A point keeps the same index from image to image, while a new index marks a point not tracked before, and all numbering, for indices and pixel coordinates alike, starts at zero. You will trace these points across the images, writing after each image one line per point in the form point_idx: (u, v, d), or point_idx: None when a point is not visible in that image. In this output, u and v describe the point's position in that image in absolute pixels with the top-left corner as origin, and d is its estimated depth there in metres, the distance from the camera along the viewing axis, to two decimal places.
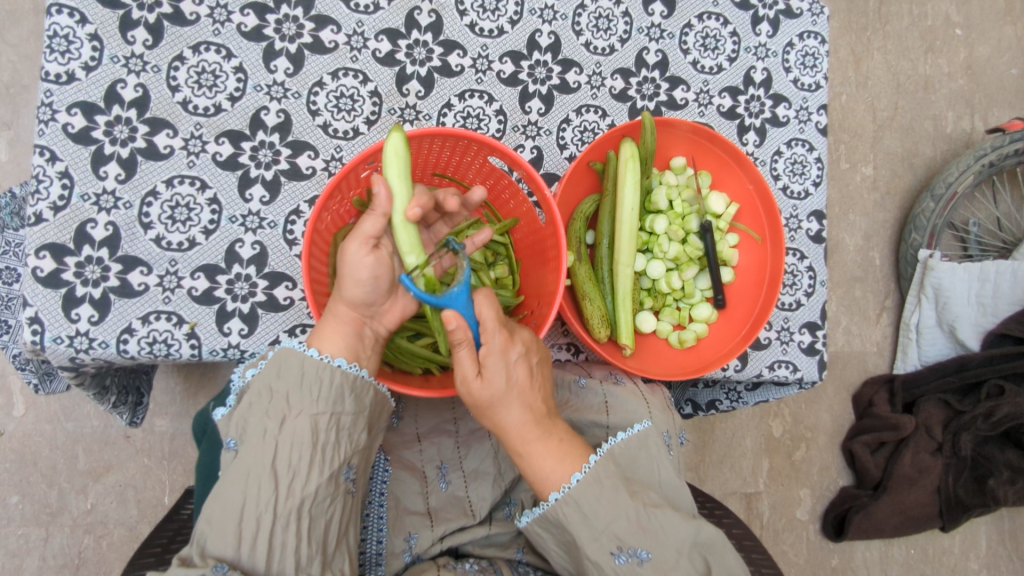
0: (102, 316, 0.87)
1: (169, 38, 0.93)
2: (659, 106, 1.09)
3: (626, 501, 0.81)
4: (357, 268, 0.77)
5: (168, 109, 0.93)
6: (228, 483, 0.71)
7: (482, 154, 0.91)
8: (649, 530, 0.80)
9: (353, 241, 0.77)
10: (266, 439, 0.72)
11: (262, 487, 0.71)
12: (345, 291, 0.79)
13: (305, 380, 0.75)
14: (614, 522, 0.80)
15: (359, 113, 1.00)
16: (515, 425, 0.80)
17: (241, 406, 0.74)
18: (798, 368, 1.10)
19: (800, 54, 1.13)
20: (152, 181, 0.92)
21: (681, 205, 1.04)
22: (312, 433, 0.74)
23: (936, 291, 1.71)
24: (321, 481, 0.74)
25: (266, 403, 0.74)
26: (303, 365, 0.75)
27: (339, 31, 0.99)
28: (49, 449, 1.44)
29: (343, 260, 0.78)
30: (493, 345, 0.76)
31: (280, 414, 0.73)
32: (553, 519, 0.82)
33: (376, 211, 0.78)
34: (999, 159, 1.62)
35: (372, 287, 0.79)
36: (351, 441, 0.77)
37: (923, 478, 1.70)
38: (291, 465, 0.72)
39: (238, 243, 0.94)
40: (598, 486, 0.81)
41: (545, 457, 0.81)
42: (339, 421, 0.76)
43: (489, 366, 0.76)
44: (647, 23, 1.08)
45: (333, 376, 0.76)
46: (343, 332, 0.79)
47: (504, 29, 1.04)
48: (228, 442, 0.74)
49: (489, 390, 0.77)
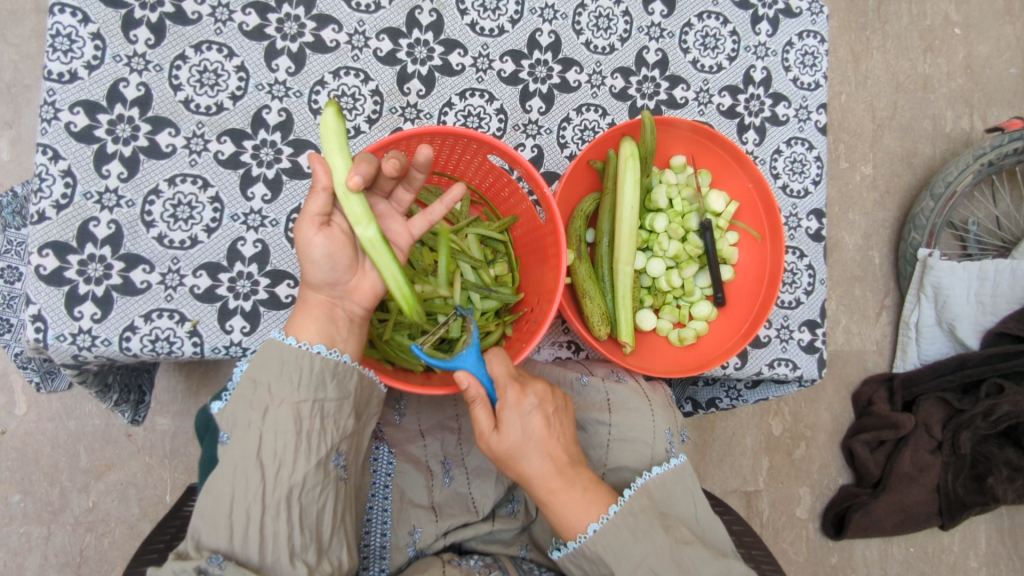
0: (104, 314, 0.88)
1: (171, 37, 0.93)
2: (658, 105, 1.10)
3: (661, 536, 0.80)
4: (311, 250, 0.77)
5: (170, 108, 0.93)
6: (218, 477, 0.71)
7: (482, 153, 0.91)
8: (683, 564, 0.79)
9: (302, 223, 0.78)
10: (250, 430, 0.72)
11: (250, 477, 0.71)
12: (307, 276, 0.79)
13: (285, 369, 0.75)
14: (649, 556, 0.79)
15: (360, 112, 1.01)
16: (539, 476, 0.81)
17: (228, 402, 0.74)
18: (798, 366, 1.10)
19: (799, 53, 1.13)
20: (155, 180, 0.92)
21: (681, 203, 1.04)
22: (296, 421, 0.74)
23: (935, 289, 1.71)
24: (307, 468, 0.73)
25: (250, 395, 0.74)
26: (282, 355, 0.75)
27: (340, 30, 0.99)
28: (51, 447, 1.45)
29: (298, 244, 0.78)
30: (507, 399, 0.80)
31: (263, 405, 0.73)
32: (590, 556, 0.80)
33: (316, 188, 0.77)
34: (998, 158, 1.62)
35: (329, 266, 0.79)
36: (337, 427, 0.77)
37: (922, 476, 1.71)
38: (276, 454, 0.72)
39: (240, 241, 0.95)
40: (633, 519, 0.81)
41: (571, 505, 0.81)
42: (322, 407, 0.76)
43: (506, 419, 0.80)
44: (647, 23, 1.09)
45: (314, 362, 0.76)
46: (313, 316, 0.79)
47: (505, 28, 1.04)
48: (221, 437, 0.75)
49: (508, 442, 0.79)
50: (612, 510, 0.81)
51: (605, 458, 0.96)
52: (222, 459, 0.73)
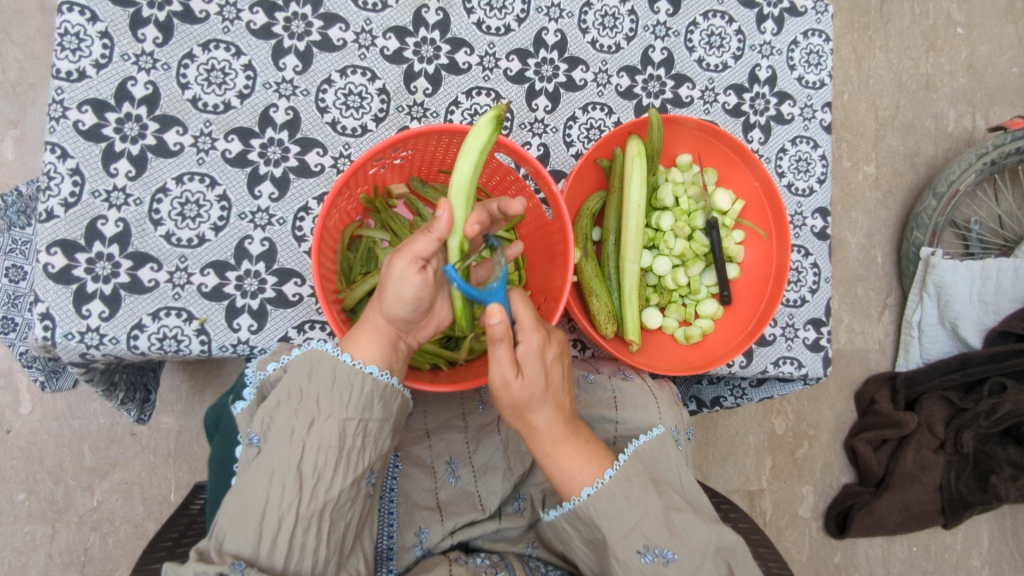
0: (112, 312, 0.88)
1: (179, 36, 0.93)
2: (664, 104, 1.10)
3: (654, 501, 0.81)
4: (403, 287, 0.76)
5: (178, 106, 0.93)
6: (250, 481, 0.71)
7: (490, 151, 0.92)
8: (675, 530, 0.80)
9: (401, 258, 0.75)
10: (293, 440, 0.73)
11: (286, 486, 0.71)
12: (388, 306, 0.78)
13: (336, 384, 0.75)
14: (641, 521, 0.80)
15: (367, 110, 1.01)
16: (545, 426, 0.81)
17: (266, 404, 0.74)
18: (803, 364, 1.10)
19: (804, 52, 1.13)
20: (162, 178, 0.92)
21: (687, 201, 1.04)
22: (340, 437, 0.74)
23: (938, 289, 1.72)
24: (343, 485, 0.74)
25: (295, 403, 0.74)
26: (335, 369, 0.76)
27: (347, 28, 0.99)
28: (56, 446, 1.45)
29: (388, 275, 0.76)
30: (530, 344, 0.77)
31: (309, 416, 0.74)
32: (584, 518, 0.82)
33: (431, 233, 0.76)
34: (1001, 157, 1.63)
35: (414, 306, 0.78)
36: (376, 446, 0.78)
37: (925, 475, 1.71)
38: (316, 468, 0.73)
39: (248, 239, 0.95)
40: (627, 484, 0.81)
41: (573, 458, 0.82)
42: (366, 427, 0.76)
43: (527, 364, 0.76)
44: (653, 21, 1.09)
45: (365, 381, 0.76)
46: (378, 342, 0.79)
47: (511, 26, 1.04)
48: (251, 437, 0.74)
49: (527, 388, 0.77)
50: (609, 475, 0.82)
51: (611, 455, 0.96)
52: (255, 461, 0.73)
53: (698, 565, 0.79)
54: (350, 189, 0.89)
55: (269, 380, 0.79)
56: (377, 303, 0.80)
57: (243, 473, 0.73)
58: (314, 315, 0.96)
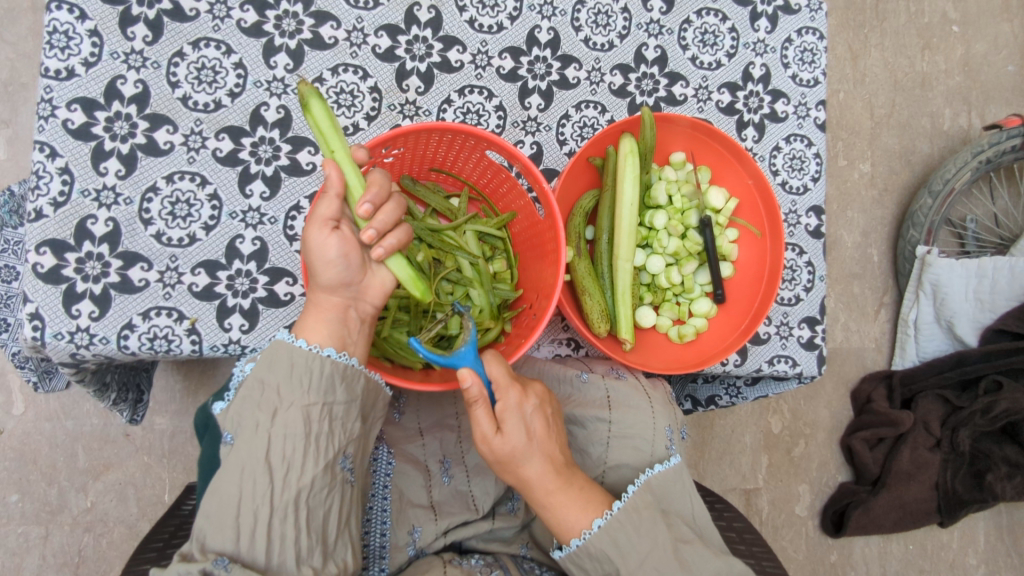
0: (102, 312, 0.87)
1: (169, 34, 0.93)
2: (658, 102, 1.10)
3: (664, 531, 0.81)
4: (325, 253, 0.76)
5: (168, 105, 0.93)
6: (224, 478, 0.71)
7: (482, 149, 0.91)
8: (684, 561, 0.80)
9: (313, 226, 0.76)
10: (258, 433, 0.72)
11: (257, 481, 0.71)
12: (320, 278, 0.78)
13: (296, 371, 0.75)
14: (651, 553, 0.79)
15: (359, 109, 1.01)
16: (538, 478, 0.81)
17: (232, 402, 0.74)
18: (797, 363, 1.10)
19: (798, 50, 1.13)
20: (152, 177, 0.92)
21: (681, 200, 1.03)
22: (305, 424, 0.74)
23: (934, 287, 1.72)
24: (315, 471, 0.74)
25: (258, 396, 0.74)
26: (292, 357, 0.75)
27: (339, 27, 0.99)
28: (49, 447, 1.44)
29: (307, 248, 0.77)
30: (507, 401, 0.78)
31: (272, 407, 0.73)
32: (595, 554, 0.81)
33: (328, 193, 0.76)
34: (996, 155, 1.63)
35: (344, 266, 0.78)
36: (344, 430, 0.77)
37: (921, 473, 1.71)
38: (285, 455, 0.72)
39: (239, 238, 0.94)
40: (636, 516, 0.82)
41: (571, 505, 0.82)
42: (331, 410, 0.76)
43: (507, 421, 0.78)
44: (647, 19, 1.09)
45: (324, 364, 0.76)
46: (324, 319, 0.79)
47: (504, 25, 1.04)
48: (222, 436, 0.74)
49: (508, 444, 0.78)
50: (617, 506, 0.82)
51: (604, 456, 0.96)
52: (227, 457, 0.73)
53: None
54: None
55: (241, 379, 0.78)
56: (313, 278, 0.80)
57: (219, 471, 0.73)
58: None
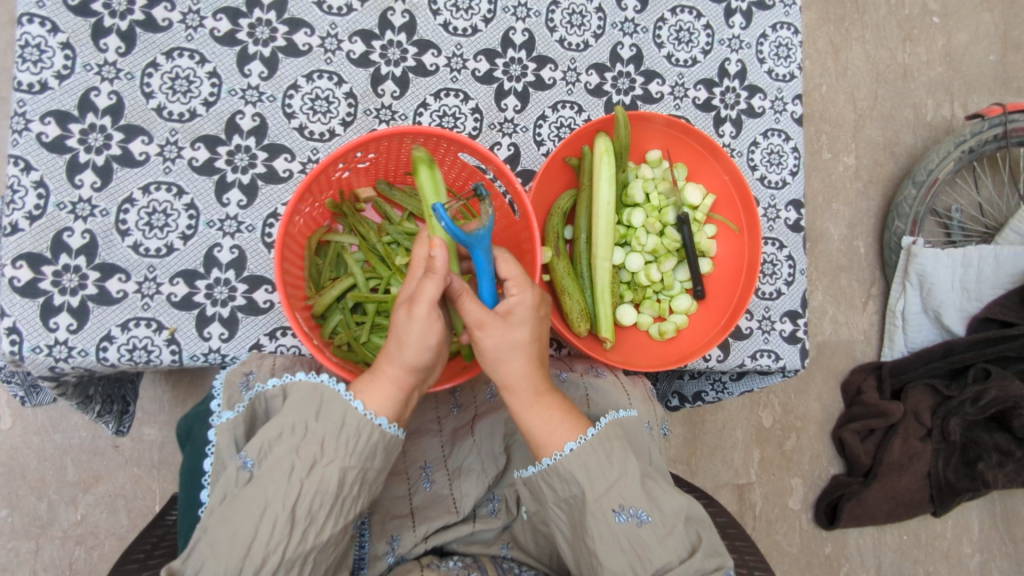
0: (80, 324, 0.87)
1: (142, 45, 0.93)
2: (634, 100, 1.11)
3: (633, 462, 0.82)
4: (427, 336, 0.76)
5: (142, 116, 0.93)
6: (240, 512, 0.71)
7: (454, 151, 0.91)
8: (651, 495, 0.81)
9: (419, 309, 0.75)
10: (291, 480, 0.72)
11: (277, 525, 0.71)
12: (409, 355, 0.77)
13: (345, 429, 0.76)
14: (619, 481, 0.81)
15: (334, 114, 1.00)
16: (525, 380, 0.82)
17: (270, 430, 0.74)
18: (780, 356, 1.12)
19: (773, 45, 1.15)
20: (129, 188, 0.92)
21: (659, 197, 1.03)
22: (339, 484, 0.74)
23: (920, 278, 1.73)
24: (333, 530, 0.74)
25: (299, 440, 0.74)
26: (345, 415, 0.76)
27: (312, 33, 0.99)
28: (37, 460, 1.44)
29: (408, 327, 0.76)
30: (523, 298, 0.79)
31: (312, 457, 0.73)
32: (563, 473, 0.82)
33: (435, 274, 0.74)
34: (979, 145, 1.65)
35: (434, 350, 0.78)
36: (369, 493, 0.78)
37: (912, 463, 1.74)
38: (310, 511, 0.72)
39: (217, 247, 0.94)
40: (606, 443, 0.83)
41: (550, 413, 0.83)
42: (365, 475, 0.77)
43: (516, 316, 0.78)
44: (620, 18, 1.10)
45: (372, 432, 0.76)
46: (395, 393, 0.78)
47: (478, 27, 1.05)
48: (245, 461, 0.74)
49: (506, 337, 0.78)
50: (592, 432, 0.83)
51: None
52: (246, 488, 0.72)
53: (671, 529, 0.80)
54: (314, 194, 0.88)
55: (270, 400, 0.79)
56: (389, 349, 0.78)
57: (229, 497, 0.72)
58: (285, 322, 0.95)
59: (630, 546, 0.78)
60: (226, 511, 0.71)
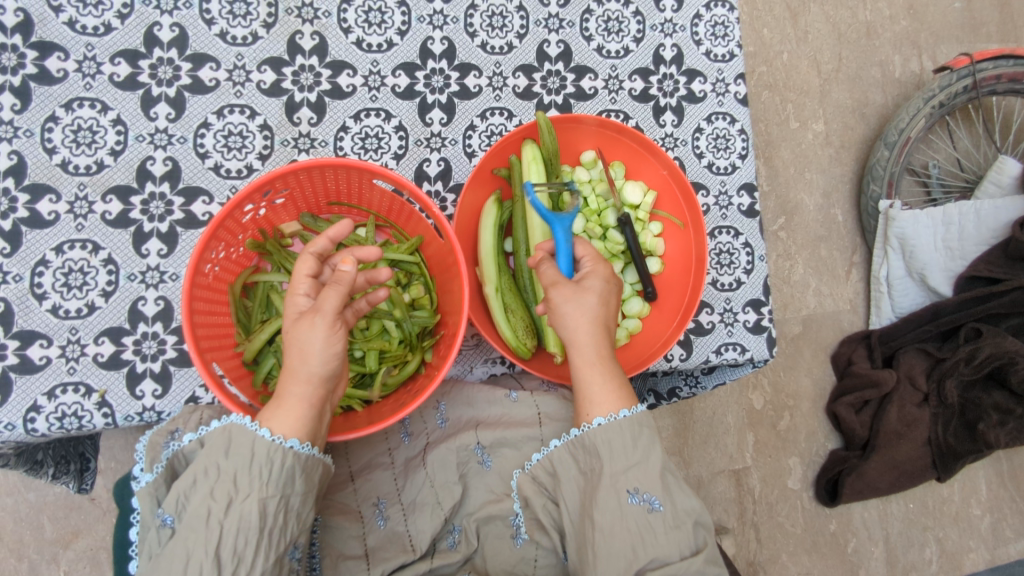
0: (4, 397, 0.84)
1: (38, 99, 0.89)
2: (567, 99, 1.06)
3: (658, 453, 0.80)
4: (329, 346, 0.74)
5: (47, 173, 0.89)
6: (163, 570, 0.68)
7: (369, 178, 0.86)
8: (666, 486, 0.78)
9: (319, 319, 0.73)
10: (209, 524, 0.69)
11: (203, 574, 0.68)
12: (310, 367, 0.74)
13: (255, 461, 0.72)
14: (640, 465, 0.79)
15: (250, 149, 0.96)
16: (585, 348, 0.84)
17: (182, 483, 0.71)
18: (747, 348, 1.07)
19: (709, 25, 1.10)
20: (41, 250, 0.88)
21: (597, 200, 0.98)
22: (260, 518, 0.71)
23: (900, 241, 1.68)
24: (266, 566, 0.71)
25: (213, 483, 0.71)
26: (254, 446, 0.72)
27: (218, 67, 0.95)
28: (14, 522, 1.42)
29: (306, 339, 0.74)
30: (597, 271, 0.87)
31: (226, 496, 0.70)
32: (587, 445, 0.81)
33: (341, 285, 0.74)
34: (948, 98, 1.58)
35: (337, 360, 0.76)
36: (299, 520, 0.75)
37: (911, 432, 1.68)
38: (236, 551, 0.69)
39: (141, 300, 0.91)
40: (637, 430, 0.80)
41: (598, 385, 0.83)
42: (288, 502, 0.73)
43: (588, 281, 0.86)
44: (544, 15, 1.06)
45: (285, 457, 0.73)
46: (302, 412, 0.75)
47: (393, 41, 1.01)
48: (165, 518, 0.71)
49: (575, 303, 0.84)
50: (625, 413, 0.80)
51: None
52: (169, 544, 0.70)
53: (679, 523, 0.77)
54: (227, 237, 0.83)
55: (188, 454, 0.76)
56: (286, 368, 0.76)
57: (156, 558, 0.70)
58: None
59: (634, 526, 0.76)
60: (153, 572, 0.69)
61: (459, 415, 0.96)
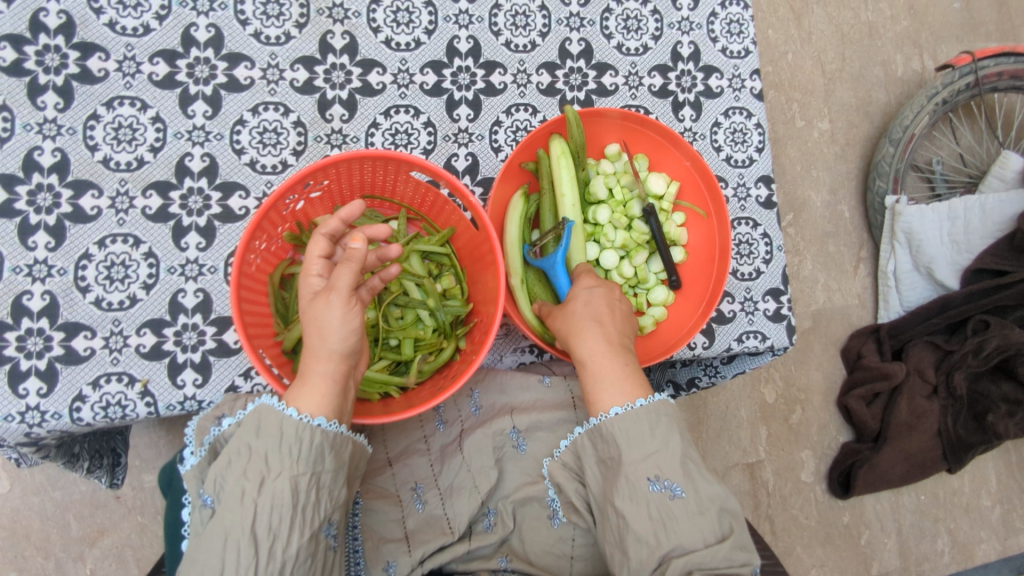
0: (50, 388, 0.86)
1: (80, 98, 0.92)
2: (589, 95, 1.09)
3: (678, 440, 0.80)
4: (347, 323, 0.75)
5: (89, 169, 0.92)
6: (204, 548, 0.70)
7: (405, 170, 0.89)
8: (688, 471, 0.79)
9: (335, 297, 0.74)
10: (244, 502, 0.71)
11: (241, 551, 0.70)
12: (330, 345, 0.76)
13: (284, 439, 0.74)
14: (659, 452, 0.79)
15: (284, 145, 0.99)
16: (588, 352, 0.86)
17: (218, 464, 0.74)
18: (767, 336, 1.10)
19: (725, 22, 1.13)
20: (84, 244, 0.91)
21: (621, 191, 1.02)
22: (292, 495, 0.72)
23: (907, 235, 1.72)
24: (301, 543, 0.73)
25: (245, 462, 0.73)
26: (282, 425, 0.74)
27: (253, 66, 0.98)
28: (40, 521, 1.43)
29: (324, 318, 0.75)
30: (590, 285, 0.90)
31: (259, 475, 0.72)
32: (604, 434, 0.82)
33: (354, 262, 0.75)
34: (952, 95, 1.62)
35: (356, 337, 0.78)
36: (332, 497, 0.76)
37: (921, 423, 1.70)
38: (271, 528, 0.71)
39: (181, 293, 0.93)
40: (655, 417, 0.81)
41: (606, 379, 0.84)
42: (319, 479, 0.75)
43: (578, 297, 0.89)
44: (566, 14, 1.09)
45: (314, 435, 0.75)
46: (326, 390, 0.77)
47: (421, 40, 1.04)
48: (205, 499, 0.74)
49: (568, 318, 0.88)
50: (641, 403, 0.81)
51: None
52: (209, 524, 0.72)
53: (703, 510, 0.76)
54: (269, 229, 0.86)
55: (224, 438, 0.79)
56: (307, 348, 0.77)
57: (198, 537, 0.72)
58: None
59: (657, 513, 0.76)
60: (195, 552, 0.71)
61: (491, 402, 0.99)
